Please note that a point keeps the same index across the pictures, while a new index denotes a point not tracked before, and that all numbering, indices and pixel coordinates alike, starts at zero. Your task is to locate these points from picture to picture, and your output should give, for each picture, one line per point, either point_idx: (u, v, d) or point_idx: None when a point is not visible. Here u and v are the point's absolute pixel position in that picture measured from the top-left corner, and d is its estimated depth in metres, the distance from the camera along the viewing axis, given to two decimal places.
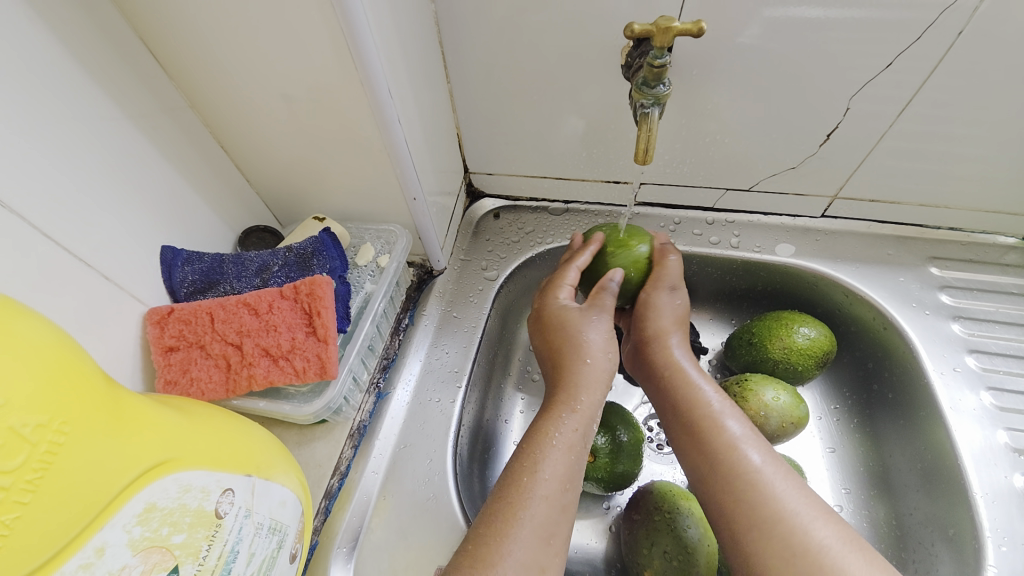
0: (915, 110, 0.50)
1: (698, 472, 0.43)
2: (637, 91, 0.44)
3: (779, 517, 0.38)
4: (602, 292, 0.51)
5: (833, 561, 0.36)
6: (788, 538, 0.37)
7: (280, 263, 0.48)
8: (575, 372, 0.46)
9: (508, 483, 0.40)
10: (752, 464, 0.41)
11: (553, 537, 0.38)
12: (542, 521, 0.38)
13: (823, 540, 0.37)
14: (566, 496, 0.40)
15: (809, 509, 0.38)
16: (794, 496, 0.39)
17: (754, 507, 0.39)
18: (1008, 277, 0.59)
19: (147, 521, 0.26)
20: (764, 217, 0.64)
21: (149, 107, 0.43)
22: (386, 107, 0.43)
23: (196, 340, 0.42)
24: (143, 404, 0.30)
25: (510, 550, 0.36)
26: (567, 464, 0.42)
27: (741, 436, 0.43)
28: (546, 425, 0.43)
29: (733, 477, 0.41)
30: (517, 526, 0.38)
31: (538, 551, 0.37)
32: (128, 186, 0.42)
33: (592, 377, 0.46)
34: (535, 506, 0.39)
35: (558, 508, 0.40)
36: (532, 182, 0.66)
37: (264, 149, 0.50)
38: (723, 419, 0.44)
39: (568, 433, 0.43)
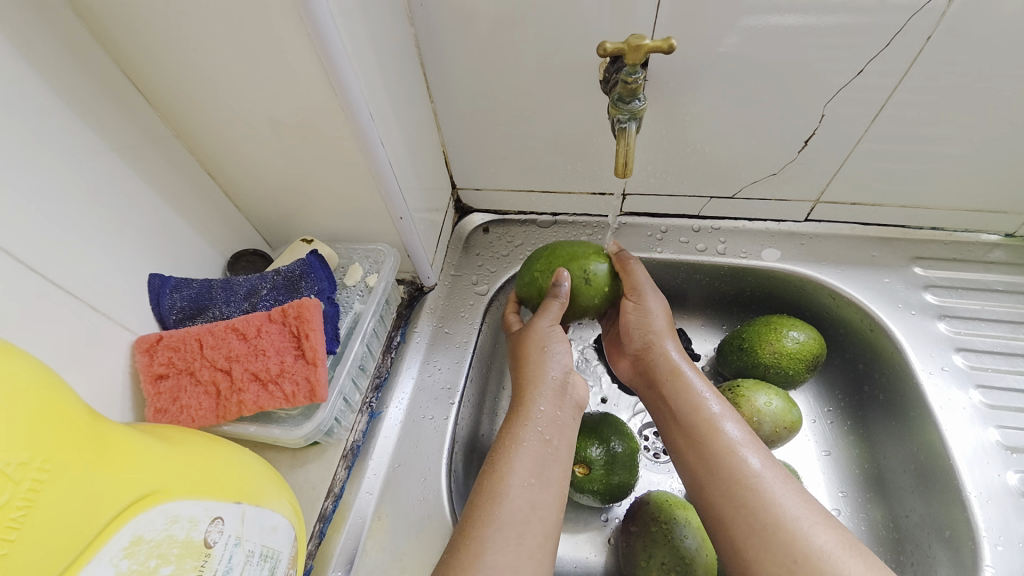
0: (889, 114, 0.51)
1: (696, 481, 0.43)
2: (613, 107, 0.45)
3: (776, 525, 0.38)
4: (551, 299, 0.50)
5: (833, 567, 0.35)
6: (788, 545, 0.37)
7: (269, 287, 0.48)
8: (536, 374, 0.48)
9: (484, 488, 0.41)
10: (750, 470, 0.41)
11: (525, 537, 0.39)
12: (515, 521, 0.39)
13: (822, 546, 0.36)
14: (536, 494, 0.41)
15: (808, 513, 0.39)
16: (793, 501, 0.39)
17: (752, 516, 0.39)
18: (992, 274, 0.60)
19: (133, 553, 0.26)
20: (749, 223, 0.65)
21: (134, 139, 0.44)
22: (368, 130, 0.44)
23: (185, 367, 0.42)
24: (129, 436, 0.30)
25: (485, 553, 0.37)
26: (538, 464, 0.43)
27: (738, 443, 0.43)
28: (515, 429, 0.44)
29: (730, 484, 0.41)
30: (488, 528, 0.38)
31: (512, 552, 0.38)
32: (115, 215, 0.42)
33: (552, 380, 0.48)
34: (506, 506, 0.40)
35: (529, 507, 0.40)
36: (520, 196, 0.67)
37: (251, 174, 0.50)
38: (722, 423, 0.44)
39: (536, 436, 0.44)
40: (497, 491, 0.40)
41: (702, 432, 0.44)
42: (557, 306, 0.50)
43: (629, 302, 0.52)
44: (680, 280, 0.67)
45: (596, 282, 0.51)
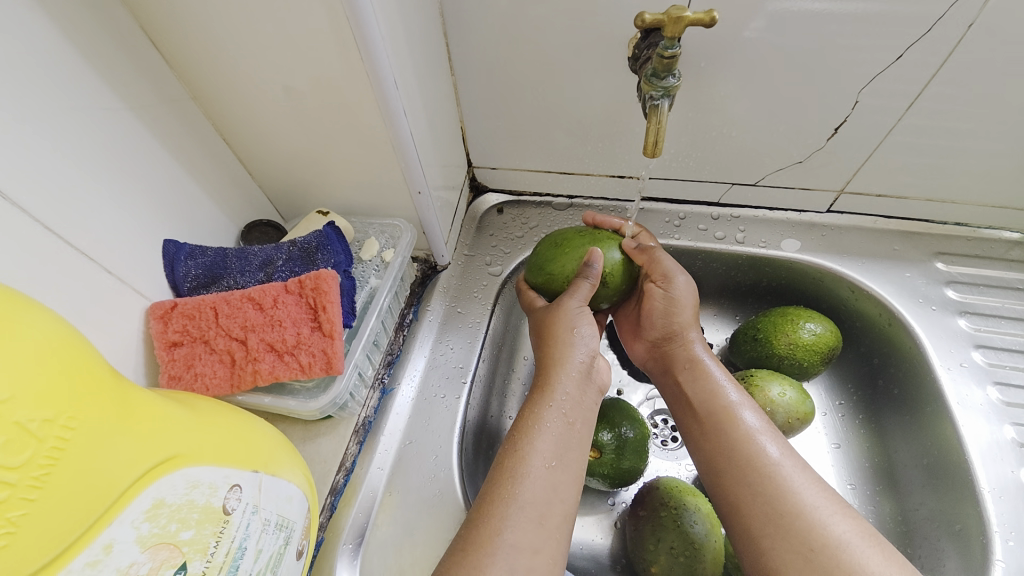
0: (925, 104, 0.49)
1: (711, 469, 0.43)
2: (646, 83, 0.44)
3: (794, 514, 0.38)
4: (580, 278, 0.49)
5: (851, 556, 0.35)
6: (805, 533, 0.37)
7: (284, 258, 0.47)
8: (561, 357, 0.47)
9: (498, 465, 0.41)
10: (768, 459, 0.41)
11: (547, 518, 0.39)
12: (539, 503, 0.39)
13: (840, 535, 0.36)
14: (557, 476, 0.41)
15: (826, 502, 0.38)
16: (811, 490, 0.39)
17: (770, 504, 0.39)
18: (1013, 272, 0.59)
19: (155, 517, 0.26)
20: (769, 212, 0.64)
21: (150, 99, 0.42)
22: (391, 99, 0.43)
23: (200, 335, 0.41)
24: (151, 399, 0.30)
25: (501, 530, 0.37)
26: (558, 445, 0.42)
27: (756, 432, 0.42)
28: (536, 410, 0.44)
29: (747, 472, 0.41)
30: (509, 506, 0.38)
31: (533, 532, 0.37)
32: (126, 177, 0.41)
33: (577, 362, 0.47)
34: (529, 489, 0.39)
35: (551, 487, 0.40)
36: (537, 176, 0.66)
37: (267, 141, 0.49)
38: (740, 410, 0.44)
39: (558, 418, 0.43)
40: (516, 471, 0.40)
41: (719, 420, 0.44)
42: (586, 287, 0.49)
43: (655, 286, 0.51)
44: (696, 268, 0.66)
45: (616, 278, 0.51)
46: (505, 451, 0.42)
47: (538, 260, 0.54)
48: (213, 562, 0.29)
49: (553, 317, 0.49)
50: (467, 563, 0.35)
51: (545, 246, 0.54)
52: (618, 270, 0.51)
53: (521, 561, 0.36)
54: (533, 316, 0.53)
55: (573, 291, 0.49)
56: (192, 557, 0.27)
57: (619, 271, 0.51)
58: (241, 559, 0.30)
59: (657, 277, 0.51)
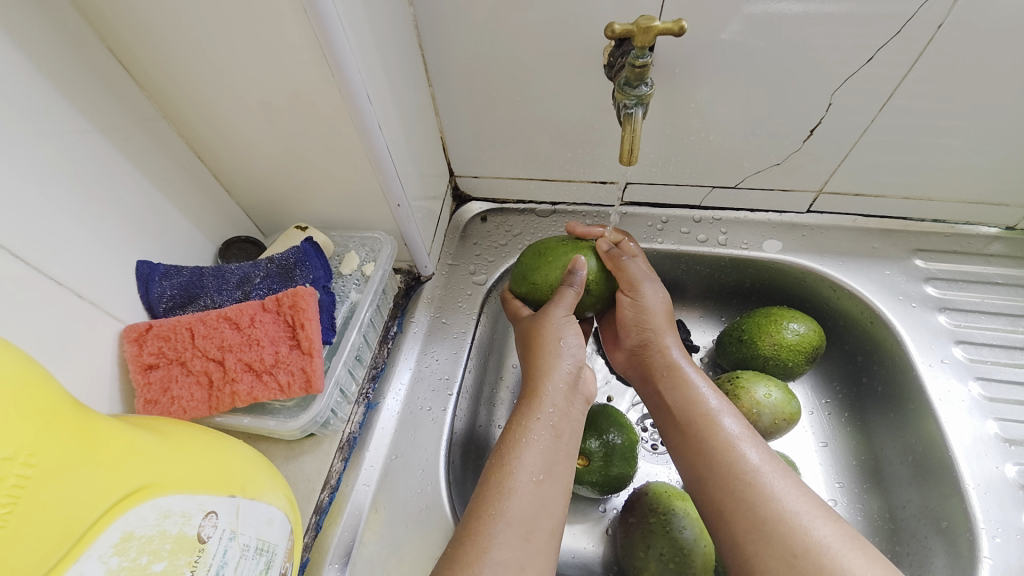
0: (896, 104, 0.50)
1: (695, 477, 0.43)
2: (619, 92, 0.44)
3: (775, 520, 0.38)
4: (563, 286, 0.50)
5: (833, 560, 0.35)
6: (787, 539, 0.37)
7: (262, 275, 0.47)
8: (546, 368, 0.47)
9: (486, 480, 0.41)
10: (749, 465, 0.41)
11: (534, 534, 0.38)
12: (523, 517, 0.38)
13: (821, 539, 0.36)
14: (543, 490, 0.40)
15: (808, 507, 0.38)
16: (793, 495, 0.39)
17: (752, 510, 0.39)
18: (991, 267, 0.60)
19: (124, 550, 0.26)
20: (750, 213, 0.64)
21: (121, 118, 0.42)
22: (366, 113, 0.42)
23: (176, 357, 0.41)
24: (120, 428, 0.29)
25: (490, 549, 0.36)
26: (545, 459, 0.42)
27: (737, 439, 0.43)
28: (523, 423, 0.44)
29: (729, 479, 0.41)
30: (495, 523, 0.38)
31: (519, 548, 0.37)
32: (98, 198, 0.40)
33: (564, 373, 0.47)
34: (514, 504, 0.39)
35: (538, 503, 0.40)
36: (519, 184, 0.66)
37: (243, 157, 0.49)
38: (721, 418, 0.44)
39: (544, 430, 0.43)
40: (504, 487, 0.40)
41: (699, 428, 0.44)
42: (570, 295, 0.49)
43: (626, 298, 0.51)
44: (680, 271, 0.67)
45: (598, 284, 0.52)
46: (493, 466, 0.42)
47: (521, 269, 0.54)
48: None
49: (539, 327, 0.49)
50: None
51: (525, 256, 0.54)
52: (600, 277, 0.52)
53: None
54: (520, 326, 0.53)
55: (557, 300, 0.49)
56: None
57: (601, 278, 0.52)
58: None
59: (624, 287, 0.51)
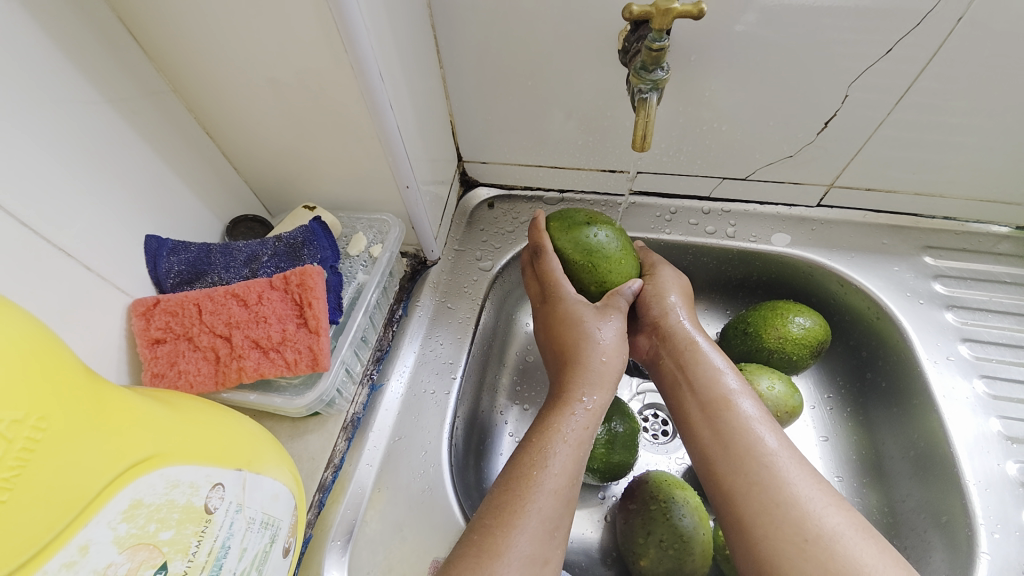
0: (913, 99, 0.49)
1: (707, 459, 0.43)
2: (635, 76, 0.43)
3: (788, 504, 0.38)
4: (616, 295, 0.50)
5: (845, 548, 0.36)
6: (799, 524, 0.37)
7: (269, 253, 0.47)
8: (588, 370, 0.46)
9: (515, 475, 0.40)
10: (765, 449, 0.41)
11: (558, 530, 0.39)
12: (550, 514, 0.39)
13: (834, 527, 0.37)
14: (572, 490, 0.41)
15: (821, 494, 0.39)
16: (807, 482, 0.39)
17: (765, 493, 0.39)
18: (1000, 266, 0.59)
19: (133, 517, 0.26)
20: (760, 206, 0.64)
21: (130, 91, 0.41)
22: (377, 92, 0.42)
23: (184, 332, 0.41)
24: (128, 397, 0.29)
25: (515, 540, 0.37)
26: (575, 459, 0.42)
27: (754, 421, 0.43)
28: (557, 420, 0.43)
29: (745, 462, 0.41)
30: (526, 518, 0.38)
31: (544, 542, 0.37)
32: (106, 170, 0.40)
33: (606, 377, 0.46)
34: (542, 500, 0.39)
35: (566, 501, 0.40)
36: (527, 170, 0.65)
37: (251, 134, 0.48)
38: (738, 399, 0.44)
39: (577, 429, 0.43)
40: (535, 484, 0.39)
41: (716, 409, 0.44)
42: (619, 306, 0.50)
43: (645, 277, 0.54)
44: (687, 263, 0.66)
45: None
46: (518, 459, 0.42)
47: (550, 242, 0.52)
48: (195, 562, 0.28)
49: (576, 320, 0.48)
50: (478, 569, 0.35)
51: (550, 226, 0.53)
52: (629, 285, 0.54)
53: (532, 572, 0.36)
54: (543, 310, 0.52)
55: (607, 305, 0.49)
56: (172, 557, 0.27)
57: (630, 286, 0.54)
58: (224, 558, 0.30)
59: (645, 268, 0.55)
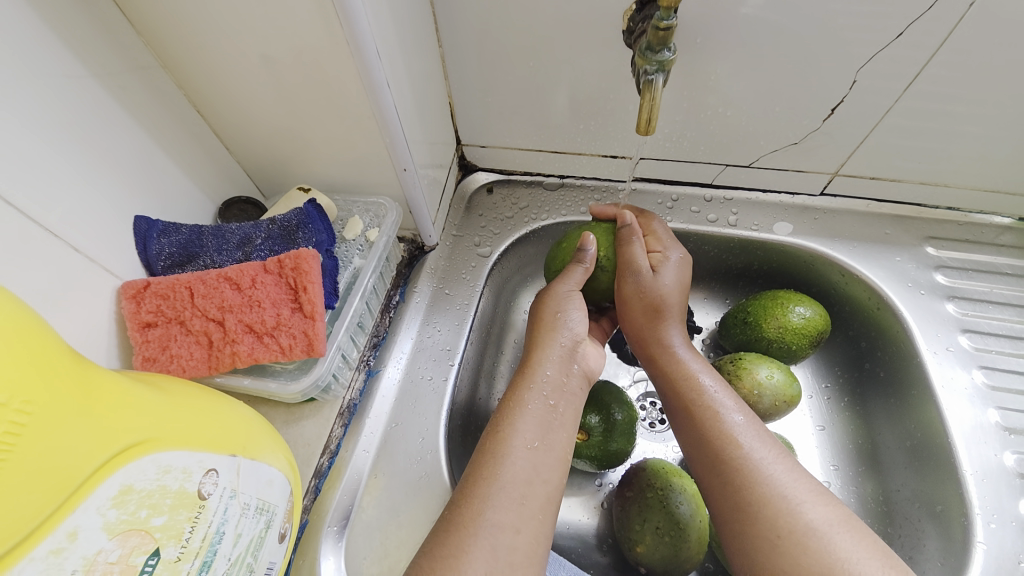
0: (923, 86, 0.48)
1: (691, 457, 0.43)
2: (640, 57, 0.42)
3: (762, 502, 0.38)
4: (575, 264, 0.50)
5: (819, 543, 0.35)
6: (772, 521, 0.37)
7: (263, 236, 0.46)
8: (547, 343, 0.47)
9: (482, 447, 0.40)
10: (739, 451, 0.40)
11: (529, 500, 0.38)
12: (515, 482, 0.38)
13: (809, 522, 0.36)
14: (543, 458, 0.40)
15: (800, 490, 0.38)
16: (785, 478, 0.39)
17: (739, 493, 0.39)
18: (1002, 258, 0.59)
19: (124, 503, 0.25)
20: (763, 194, 0.63)
21: (118, 66, 0.40)
22: (374, 70, 0.41)
23: (176, 315, 0.40)
24: (118, 381, 0.28)
25: (482, 511, 0.36)
26: (542, 426, 0.42)
27: (733, 424, 0.42)
28: (520, 392, 0.43)
29: (720, 462, 0.41)
30: (488, 487, 0.38)
31: (513, 512, 0.37)
32: (93, 149, 0.39)
33: (565, 348, 0.46)
34: (508, 469, 0.39)
35: (534, 470, 0.39)
36: (528, 155, 0.64)
37: (244, 113, 0.47)
38: (719, 402, 0.44)
39: (540, 398, 0.43)
40: (499, 452, 0.39)
41: (694, 410, 0.44)
42: (580, 272, 0.50)
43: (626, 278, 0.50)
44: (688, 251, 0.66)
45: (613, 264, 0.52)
46: (488, 433, 0.42)
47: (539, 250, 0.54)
48: (189, 548, 0.28)
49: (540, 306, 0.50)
50: (447, 545, 0.35)
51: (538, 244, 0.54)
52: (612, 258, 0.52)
53: (502, 542, 0.35)
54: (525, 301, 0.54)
55: (566, 274, 0.50)
56: (166, 543, 0.27)
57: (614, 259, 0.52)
58: (219, 543, 0.30)
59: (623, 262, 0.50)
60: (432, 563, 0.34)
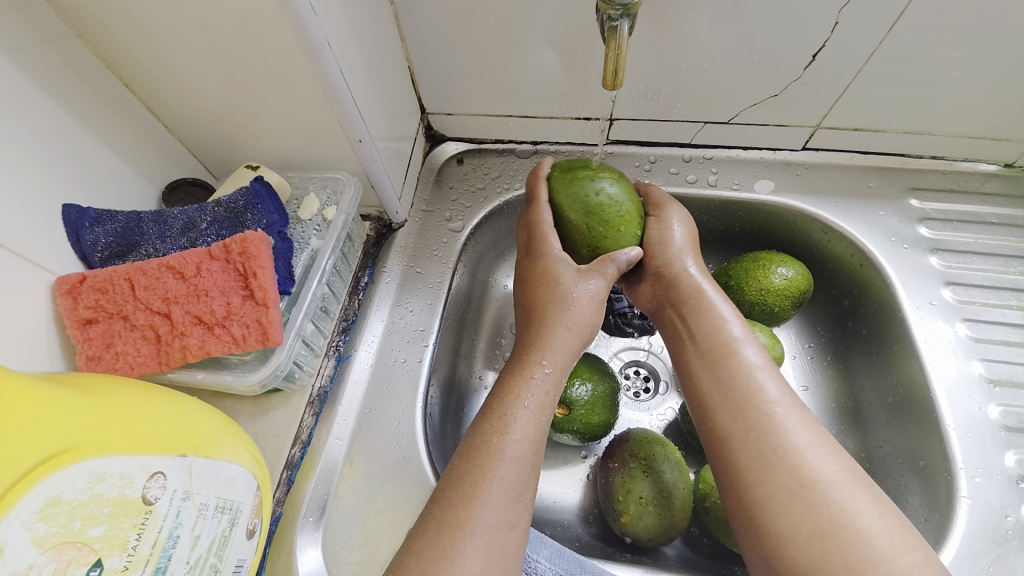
0: (905, 29, 0.45)
1: (705, 406, 0.41)
2: (603, 0, 0.39)
3: (785, 451, 0.37)
4: (607, 261, 0.46)
5: (840, 493, 0.35)
6: (796, 469, 0.36)
7: (209, 220, 0.42)
8: (547, 332, 0.44)
9: (479, 445, 0.38)
10: (766, 397, 0.39)
11: (523, 495, 0.37)
12: (515, 481, 0.37)
13: (829, 474, 0.36)
14: (537, 455, 0.39)
15: (819, 441, 0.38)
16: (807, 429, 0.38)
17: (763, 438, 0.38)
18: (987, 207, 0.57)
19: (52, 516, 0.24)
20: (743, 151, 0.60)
21: (24, 36, 0.35)
22: (312, 28, 0.37)
23: (117, 310, 0.37)
24: (38, 386, 0.26)
25: (478, 510, 0.35)
26: (537, 425, 0.40)
27: (756, 369, 0.41)
28: (517, 386, 0.41)
29: (746, 407, 0.39)
30: (489, 487, 0.36)
31: (510, 508, 0.36)
32: (4, 133, 0.35)
33: (565, 337, 0.44)
34: (506, 466, 0.37)
35: (531, 467, 0.38)
36: (496, 121, 0.60)
37: (177, 86, 0.43)
38: (743, 348, 0.42)
39: (539, 394, 0.41)
40: (496, 449, 0.38)
41: (721, 357, 0.42)
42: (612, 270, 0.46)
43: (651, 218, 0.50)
44: None
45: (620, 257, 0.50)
46: (485, 422, 0.40)
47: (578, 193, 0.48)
48: (137, 556, 0.27)
49: (553, 280, 0.46)
50: (440, 544, 0.34)
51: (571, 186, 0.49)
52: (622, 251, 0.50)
53: (497, 538, 0.35)
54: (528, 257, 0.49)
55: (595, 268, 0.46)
56: (108, 553, 0.25)
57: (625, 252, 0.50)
58: (174, 547, 0.29)
59: (651, 207, 0.51)
60: (423, 563, 0.33)
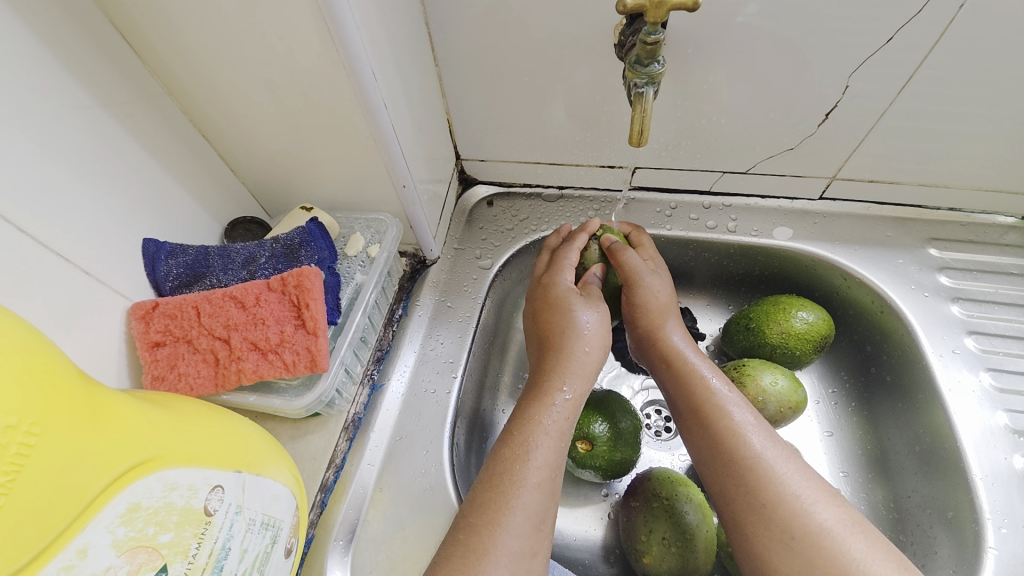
0: (917, 88, 0.48)
1: (703, 458, 0.43)
2: (630, 71, 0.43)
3: (776, 503, 0.38)
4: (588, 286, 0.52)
5: (833, 542, 0.35)
6: (786, 521, 0.37)
7: (267, 255, 0.47)
8: (563, 365, 0.46)
9: (499, 473, 0.40)
10: (750, 451, 0.40)
11: (544, 524, 0.38)
12: (537, 508, 0.38)
13: (822, 523, 0.36)
14: (555, 482, 0.40)
15: (810, 491, 0.38)
16: (795, 479, 0.38)
17: (752, 493, 0.39)
18: (1007, 257, 0.58)
19: (131, 521, 0.26)
20: (761, 200, 0.63)
21: (125, 95, 0.41)
22: (371, 91, 0.42)
23: (183, 334, 0.41)
24: (122, 401, 0.30)
25: (502, 538, 0.36)
26: (556, 452, 0.41)
27: (745, 427, 0.42)
28: (538, 412, 0.43)
29: (732, 462, 0.40)
30: (511, 515, 0.37)
31: (531, 537, 0.37)
32: (101, 177, 0.40)
33: (578, 363, 0.46)
34: (529, 494, 0.39)
35: (549, 494, 0.40)
36: (525, 167, 0.65)
37: (248, 136, 0.48)
38: (728, 406, 0.43)
39: (559, 420, 0.43)
40: (515, 481, 0.39)
41: (705, 415, 0.43)
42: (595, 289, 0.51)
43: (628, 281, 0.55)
44: (688, 258, 0.66)
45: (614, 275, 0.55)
46: (505, 439, 0.42)
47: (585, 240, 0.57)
48: (195, 564, 0.29)
49: (560, 305, 0.50)
50: (466, 571, 0.34)
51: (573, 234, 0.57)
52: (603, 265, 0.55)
53: (521, 567, 0.36)
54: (532, 303, 0.54)
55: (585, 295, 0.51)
56: (172, 559, 0.28)
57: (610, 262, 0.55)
58: (225, 559, 0.31)
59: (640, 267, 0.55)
60: None
